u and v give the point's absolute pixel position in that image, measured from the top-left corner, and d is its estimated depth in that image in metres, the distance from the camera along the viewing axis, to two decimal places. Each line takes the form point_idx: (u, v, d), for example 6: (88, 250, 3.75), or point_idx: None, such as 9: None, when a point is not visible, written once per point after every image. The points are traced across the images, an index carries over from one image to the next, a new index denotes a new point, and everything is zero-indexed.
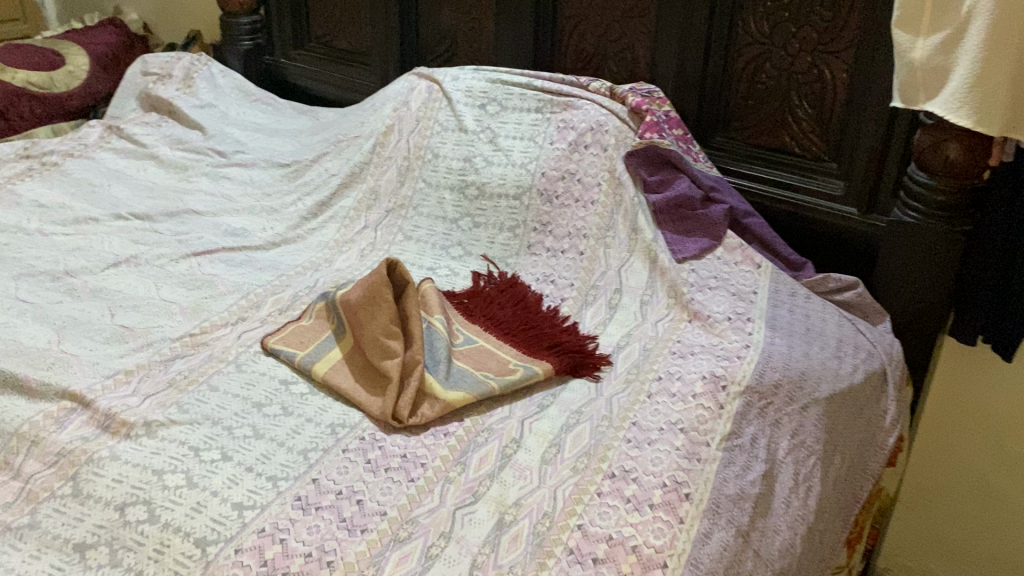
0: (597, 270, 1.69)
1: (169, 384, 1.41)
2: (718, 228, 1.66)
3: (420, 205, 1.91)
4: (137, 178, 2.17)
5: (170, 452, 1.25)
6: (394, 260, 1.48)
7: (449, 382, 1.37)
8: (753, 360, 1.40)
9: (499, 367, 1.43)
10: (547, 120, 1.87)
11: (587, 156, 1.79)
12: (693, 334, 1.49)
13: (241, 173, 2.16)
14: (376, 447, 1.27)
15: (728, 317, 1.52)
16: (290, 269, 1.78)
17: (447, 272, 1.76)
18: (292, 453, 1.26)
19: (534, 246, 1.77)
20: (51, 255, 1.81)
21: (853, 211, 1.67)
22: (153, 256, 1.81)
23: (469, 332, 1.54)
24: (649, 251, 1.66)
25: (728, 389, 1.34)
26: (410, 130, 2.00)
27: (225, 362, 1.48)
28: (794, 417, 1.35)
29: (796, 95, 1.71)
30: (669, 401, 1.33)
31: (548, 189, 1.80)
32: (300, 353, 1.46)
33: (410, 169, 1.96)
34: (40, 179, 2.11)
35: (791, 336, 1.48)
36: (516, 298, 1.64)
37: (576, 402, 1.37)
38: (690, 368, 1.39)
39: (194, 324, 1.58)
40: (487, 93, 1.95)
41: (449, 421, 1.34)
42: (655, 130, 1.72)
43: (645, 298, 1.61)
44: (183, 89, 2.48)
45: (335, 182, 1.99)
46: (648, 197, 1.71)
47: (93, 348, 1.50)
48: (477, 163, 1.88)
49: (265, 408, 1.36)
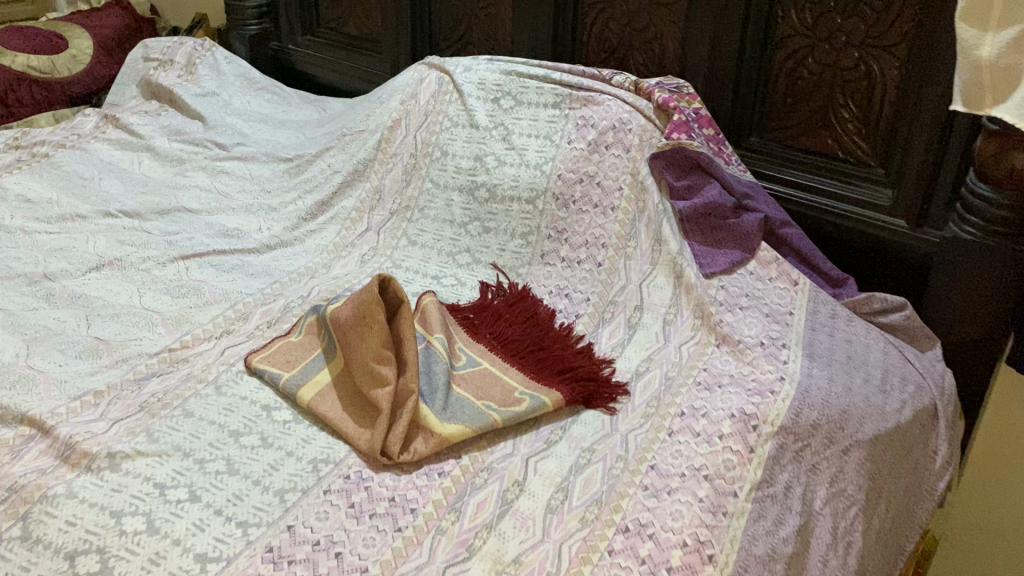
0: (616, 285, 1.54)
1: (141, 407, 1.28)
2: (751, 241, 1.51)
3: (426, 207, 1.77)
4: (131, 172, 2.04)
5: (133, 490, 1.12)
6: (387, 276, 1.32)
7: (446, 414, 1.22)
8: (788, 396, 1.23)
9: (503, 395, 1.29)
10: (565, 117, 1.71)
11: (608, 158, 1.64)
12: (720, 361, 1.34)
13: (240, 167, 2.03)
14: (361, 488, 1.14)
15: (760, 342, 1.36)
16: (284, 276, 1.65)
17: (452, 282, 1.62)
18: (267, 494, 1.13)
19: (547, 255, 1.63)
20: (31, 256, 1.69)
21: (902, 223, 1.51)
22: (139, 258, 1.68)
23: (473, 353, 1.40)
24: (674, 265, 1.50)
25: (759, 429, 1.18)
26: (418, 126, 1.86)
27: (203, 383, 1.34)
28: (832, 462, 1.19)
29: (841, 94, 1.54)
30: (692, 441, 1.18)
31: (564, 193, 1.65)
32: (285, 375, 1.33)
33: (417, 167, 1.82)
34: (29, 171, 1.99)
35: (831, 366, 1.32)
36: (526, 314, 1.50)
37: (588, 438, 1.23)
38: (717, 402, 1.24)
39: (175, 338, 1.46)
40: (501, 86, 1.80)
41: (445, 457, 1.20)
42: (684, 129, 1.56)
43: (668, 317, 1.45)
44: (185, 75, 2.35)
45: (337, 180, 1.85)
46: (674, 204, 1.56)
47: (64, 363, 1.38)
48: (488, 163, 1.73)
49: (242, 438, 1.23)
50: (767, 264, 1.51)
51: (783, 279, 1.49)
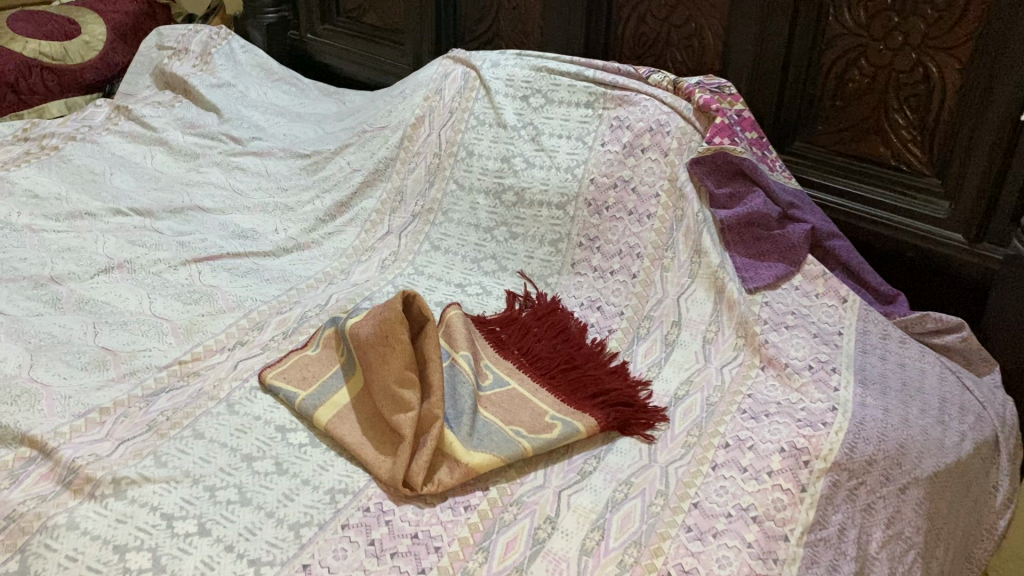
0: (652, 298, 1.45)
1: (149, 427, 1.21)
2: (798, 254, 1.42)
3: (450, 210, 1.68)
4: (143, 166, 1.96)
5: (139, 521, 1.05)
6: (411, 292, 1.24)
7: (472, 441, 1.14)
8: (841, 428, 1.14)
9: (533, 420, 1.21)
10: (599, 117, 1.62)
11: (644, 162, 1.55)
12: (765, 386, 1.25)
13: (256, 163, 1.95)
14: (382, 523, 1.06)
15: (808, 365, 1.27)
16: (301, 282, 1.57)
17: (478, 291, 1.54)
18: (281, 528, 1.05)
19: (578, 264, 1.54)
20: (37, 257, 1.62)
21: (960, 238, 1.41)
22: (150, 261, 1.61)
23: (500, 371, 1.31)
24: (714, 279, 1.41)
25: (811, 465, 1.10)
26: (442, 124, 1.77)
27: (215, 400, 1.27)
28: (889, 501, 1.11)
29: (896, 98, 1.44)
30: (738, 477, 1.10)
31: (597, 198, 1.56)
32: (301, 393, 1.25)
33: (441, 167, 1.73)
34: (38, 165, 1.92)
35: (886, 394, 1.23)
36: (556, 328, 1.42)
37: (624, 469, 1.15)
38: (765, 433, 1.15)
39: (186, 350, 1.38)
40: (531, 84, 1.71)
41: (472, 488, 1.13)
42: (726, 134, 1.47)
43: (708, 335, 1.36)
44: (199, 65, 2.27)
45: (357, 179, 1.77)
46: (715, 213, 1.46)
47: (69, 376, 1.30)
48: (516, 164, 1.64)
49: (256, 463, 1.15)
50: (813, 279, 1.42)
51: (831, 295, 1.40)
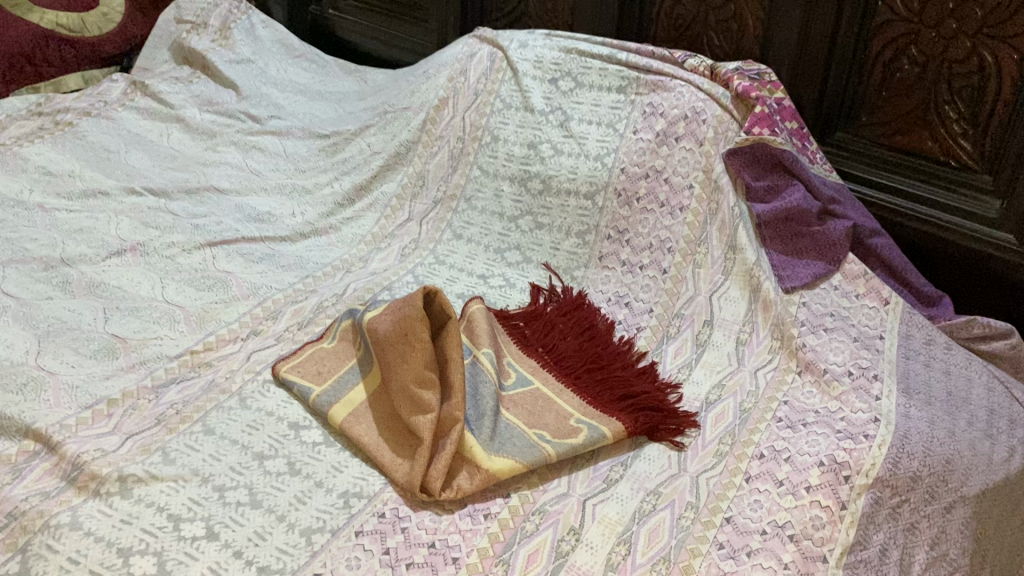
0: (683, 296, 1.39)
1: (158, 420, 1.16)
2: (837, 250, 1.36)
3: (473, 197, 1.62)
4: (158, 144, 1.91)
5: (144, 523, 1.00)
6: (432, 287, 1.18)
7: (493, 445, 1.09)
8: (884, 442, 1.08)
9: (557, 424, 1.15)
10: (631, 103, 1.55)
11: (678, 151, 1.48)
12: (802, 393, 1.19)
13: (275, 143, 1.89)
14: (398, 530, 1.02)
15: (848, 372, 1.21)
16: (319, 269, 1.52)
17: (501, 283, 1.48)
18: (292, 534, 1.00)
19: (606, 257, 1.48)
20: (48, 237, 1.57)
21: (1011, 239, 1.34)
22: (163, 244, 1.56)
23: (523, 370, 1.26)
24: (749, 278, 1.35)
25: (851, 482, 1.04)
26: (466, 106, 1.70)
27: (227, 394, 1.22)
28: (934, 521, 1.05)
29: (947, 89, 1.37)
30: (774, 491, 1.04)
31: (627, 189, 1.49)
32: (316, 389, 1.20)
33: (465, 152, 1.67)
34: (51, 141, 1.87)
35: (931, 405, 1.16)
36: (582, 325, 1.36)
37: (652, 478, 1.10)
38: (802, 445, 1.09)
39: (198, 339, 1.33)
40: (560, 66, 1.64)
41: (492, 495, 1.08)
42: (767, 123, 1.41)
43: (741, 336, 1.30)
44: (218, 40, 2.21)
45: (377, 162, 1.70)
46: (752, 206, 1.40)
47: (76, 364, 1.26)
48: (544, 151, 1.58)
49: (267, 462, 1.11)
50: (854, 279, 1.35)
51: (873, 297, 1.33)
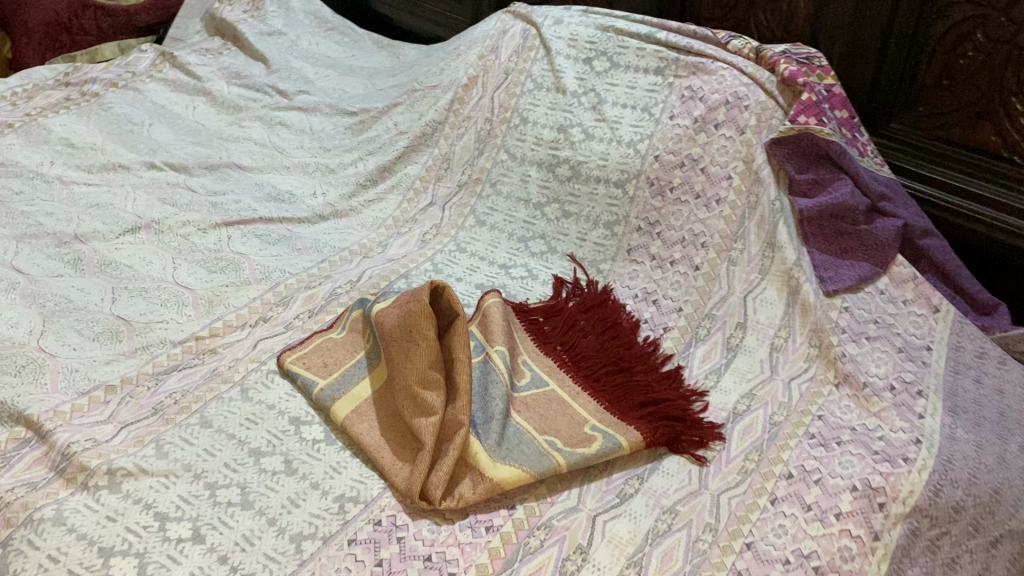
0: (714, 295, 1.30)
1: (155, 410, 1.12)
2: (885, 252, 1.26)
3: (499, 181, 1.55)
4: (183, 117, 1.86)
5: (130, 521, 0.96)
6: (440, 283, 1.10)
7: (499, 452, 1.03)
8: (925, 466, 0.99)
9: (571, 430, 1.08)
10: (668, 86, 1.45)
11: (717, 139, 1.38)
12: (838, 407, 1.10)
13: (301, 119, 1.84)
14: (393, 540, 0.96)
15: (890, 386, 1.11)
16: (335, 254, 1.46)
17: (523, 274, 1.41)
18: (282, 539, 0.95)
19: (635, 250, 1.39)
20: (64, 211, 1.54)
21: None
22: (178, 222, 1.51)
23: (539, 370, 1.19)
24: (788, 279, 1.26)
25: (886, 510, 0.95)
26: (496, 86, 1.63)
27: (228, 383, 1.17)
28: (977, 556, 0.97)
29: (1014, 78, 1.25)
30: (801, 516, 0.96)
31: (661, 177, 1.41)
32: (320, 382, 1.15)
33: (492, 134, 1.59)
34: (76, 112, 1.84)
35: (979, 427, 1.07)
36: (605, 323, 1.28)
37: (669, 495, 1.02)
38: (834, 466, 1.00)
39: (204, 324, 1.28)
40: (596, 45, 1.55)
41: (496, 505, 1.01)
42: (813, 112, 1.30)
43: (776, 342, 1.22)
44: (250, 11, 2.17)
45: (402, 143, 1.64)
46: (794, 201, 1.30)
47: (78, 346, 1.22)
48: (574, 135, 1.49)
49: (263, 460, 1.05)
50: (902, 283, 1.25)
51: (921, 303, 1.23)
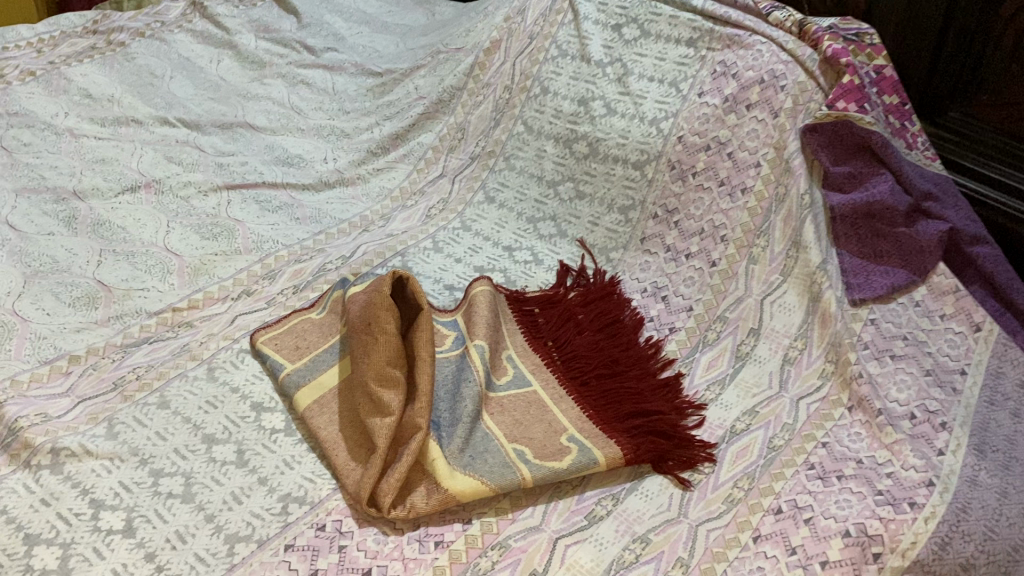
0: (729, 295, 1.19)
1: (114, 385, 1.07)
2: (925, 259, 1.12)
3: (513, 155, 1.45)
4: (205, 70, 1.79)
5: (63, 507, 0.91)
6: (404, 274, 1.05)
7: (461, 459, 0.94)
8: (935, 513, 0.87)
9: (545, 439, 0.99)
10: (700, 59, 1.31)
11: (747, 121, 1.25)
12: (847, 435, 0.98)
13: (323, 78, 1.75)
14: (333, 549, 0.89)
15: (910, 415, 0.99)
16: (334, 226, 1.39)
17: (526, 258, 1.32)
18: (216, 539, 0.89)
19: (650, 239, 1.28)
20: (68, 165, 1.49)
21: None
22: (179, 182, 1.46)
23: (523, 368, 1.10)
24: (810, 283, 1.14)
25: (881, 561, 0.84)
26: (520, 52, 1.52)
27: (196, 361, 1.11)
28: None
29: None
30: (782, 560, 0.85)
31: (683, 161, 1.29)
32: (288, 367, 1.08)
33: (511, 104, 1.49)
34: (99, 62, 1.78)
35: (1007, 471, 0.94)
36: (605, 319, 1.18)
37: (644, 521, 0.93)
38: (830, 505, 0.89)
39: (184, 295, 1.23)
40: (627, 11, 1.41)
41: (452, 518, 0.93)
42: (854, 97, 1.15)
43: (790, 354, 1.10)
44: None
45: (417, 109, 1.55)
46: (826, 196, 1.17)
47: (52, 311, 1.17)
48: (595, 109, 1.38)
49: (216, 448, 1.00)
50: (940, 296, 1.11)
51: (961, 320, 1.09)
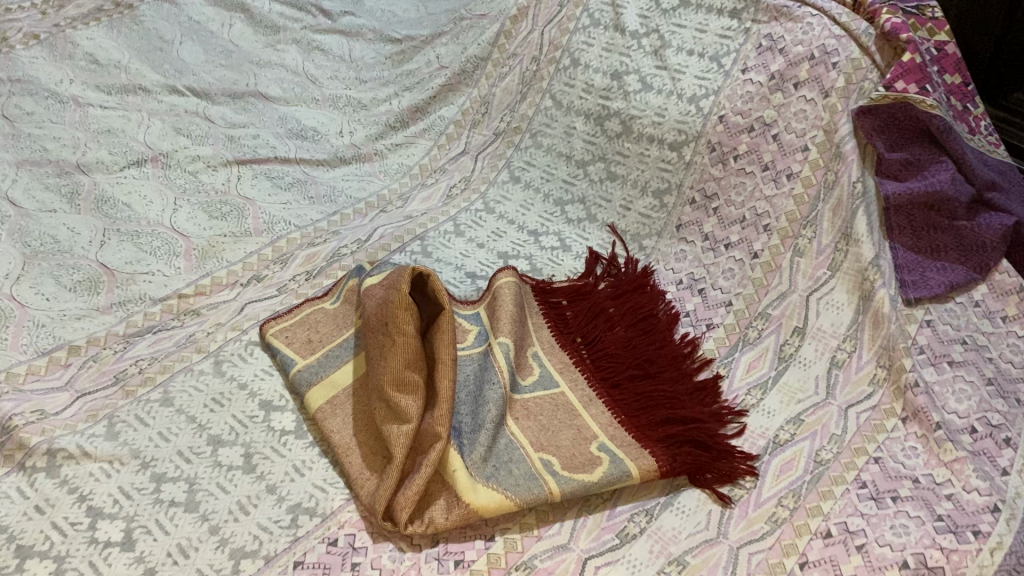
0: (771, 290, 1.11)
1: (116, 379, 1.01)
2: (985, 255, 1.02)
3: (540, 132, 1.38)
4: (217, 36, 1.64)
5: (58, 516, 0.85)
6: (424, 269, 0.98)
7: (483, 471, 0.87)
8: (1001, 543, 0.79)
9: (574, 447, 0.92)
10: (745, 31, 1.21)
11: (795, 101, 1.15)
12: (901, 449, 0.90)
13: (340, 44, 1.64)
14: (346, 566, 0.83)
15: (970, 428, 0.91)
16: (349, 206, 1.33)
17: (554, 245, 1.26)
18: (220, 554, 0.83)
19: (686, 227, 1.21)
20: (72, 137, 1.41)
21: None
22: (188, 156, 1.38)
23: (550, 366, 1.03)
24: (861, 280, 1.05)
25: None
26: (548, 20, 1.43)
27: (202, 353, 1.05)
28: None
29: None
30: None
31: (724, 142, 1.20)
32: (299, 362, 1.01)
33: (538, 76, 1.41)
34: (105, 26, 1.61)
35: None
36: (638, 315, 1.10)
37: (680, 541, 0.86)
38: (885, 530, 0.82)
39: (190, 280, 1.16)
40: None
41: (473, 534, 0.86)
42: (915, 77, 1.06)
43: (838, 356, 1.02)
44: None
45: (438, 80, 1.47)
46: (880, 184, 1.08)
47: (51, 296, 1.10)
48: (629, 84, 1.29)
49: (222, 451, 0.93)
50: (1002, 295, 1.03)
51: None
